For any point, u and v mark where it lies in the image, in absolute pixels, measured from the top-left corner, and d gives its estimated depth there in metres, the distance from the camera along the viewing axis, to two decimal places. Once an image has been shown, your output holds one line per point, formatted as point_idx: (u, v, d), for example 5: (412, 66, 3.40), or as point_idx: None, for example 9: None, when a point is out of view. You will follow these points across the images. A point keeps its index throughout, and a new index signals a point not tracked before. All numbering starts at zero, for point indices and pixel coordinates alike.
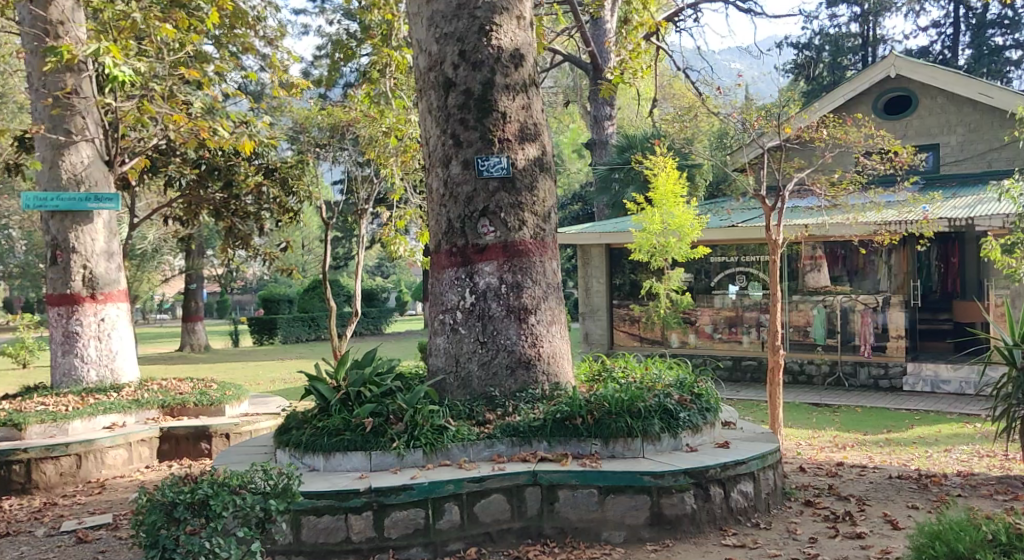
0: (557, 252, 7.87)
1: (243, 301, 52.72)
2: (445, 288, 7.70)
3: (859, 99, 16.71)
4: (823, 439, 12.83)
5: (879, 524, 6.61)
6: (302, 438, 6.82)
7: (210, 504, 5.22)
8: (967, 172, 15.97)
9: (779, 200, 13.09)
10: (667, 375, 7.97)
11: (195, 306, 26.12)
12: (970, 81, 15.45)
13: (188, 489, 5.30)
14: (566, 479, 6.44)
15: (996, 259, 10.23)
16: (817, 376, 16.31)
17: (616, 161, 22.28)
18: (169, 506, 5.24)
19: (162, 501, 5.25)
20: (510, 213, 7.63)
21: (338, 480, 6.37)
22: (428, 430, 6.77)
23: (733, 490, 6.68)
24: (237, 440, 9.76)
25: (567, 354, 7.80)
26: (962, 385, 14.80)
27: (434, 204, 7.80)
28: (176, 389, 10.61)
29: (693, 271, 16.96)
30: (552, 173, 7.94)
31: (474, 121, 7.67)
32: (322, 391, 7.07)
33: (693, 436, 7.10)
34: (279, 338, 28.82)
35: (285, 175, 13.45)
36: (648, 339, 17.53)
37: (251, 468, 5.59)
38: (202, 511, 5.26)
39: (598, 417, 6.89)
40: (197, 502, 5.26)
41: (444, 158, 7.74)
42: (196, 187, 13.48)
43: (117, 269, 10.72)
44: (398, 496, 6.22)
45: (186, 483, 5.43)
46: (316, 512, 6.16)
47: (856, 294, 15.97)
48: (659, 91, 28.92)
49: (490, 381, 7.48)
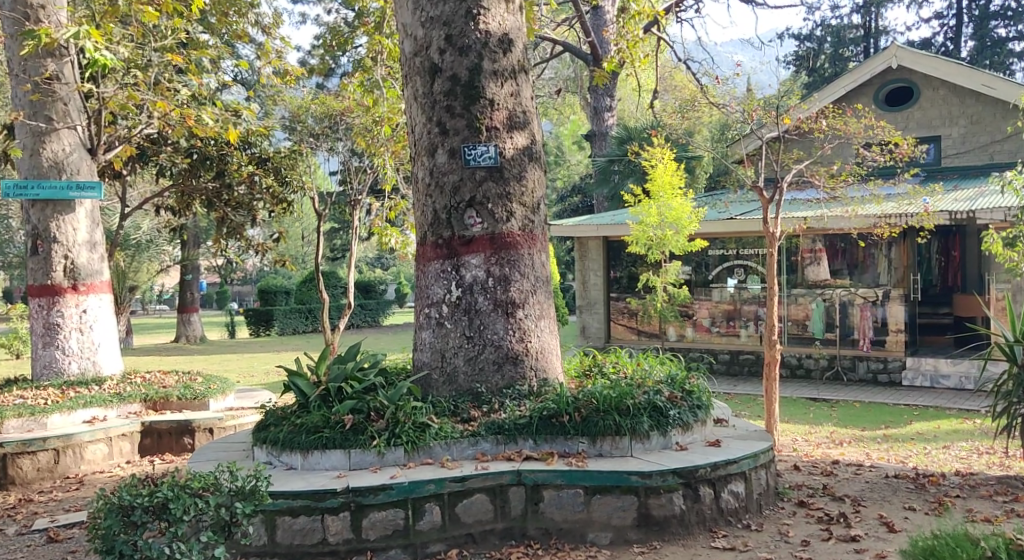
0: (545, 244, 7.66)
1: (242, 292, 52.59)
2: (431, 282, 7.48)
3: (860, 90, 16.45)
4: (820, 435, 12.64)
5: (874, 526, 6.40)
6: (279, 436, 6.62)
7: (170, 508, 5.02)
8: (968, 164, 15.78)
9: (777, 192, 12.84)
10: (658, 371, 7.76)
11: (191, 297, 25.93)
12: (973, 73, 15.16)
13: (147, 492, 5.09)
14: (551, 479, 6.23)
15: (997, 252, 9.95)
16: (815, 370, 16.11)
17: (615, 153, 22.04)
18: (127, 509, 5.03)
19: (120, 504, 5.04)
20: (498, 203, 7.42)
21: (315, 480, 6.17)
22: (410, 427, 6.56)
23: (723, 491, 6.47)
24: (220, 435, 9.58)
25: (555, 350, 7.59)
26: (962, 380, 14.59)
27: (420, 194, 7.58)
28: (161, 382, 10.41)
29: (691, 264, 16.74)
30: (541, 163, 7.73)
31: (461, 109, 7.45)
32: (301, 386, 6.88)
33: (684, 434, 6.89)
34: (275, 330, 28.64)
35: (277, 165, 13.30)
36: (645, 333, 17.32)
37: (216, 469, 5.38)
38: (162, 515, 5.05)
39: (586, 414, 6.69)
40: (157, 506, 5.05)
41: (430, 147, 7.52)
42: (186, 176, 13.26)
43: (100, 259, 10.52)
44: (377, 496, 6.02)
45: (147, 486, 5.22)
46: (291, 513, 5.97)
47: (855, 288, 15.77)
48: (660, 83, 28.68)
49: (476, 377, 7.28)
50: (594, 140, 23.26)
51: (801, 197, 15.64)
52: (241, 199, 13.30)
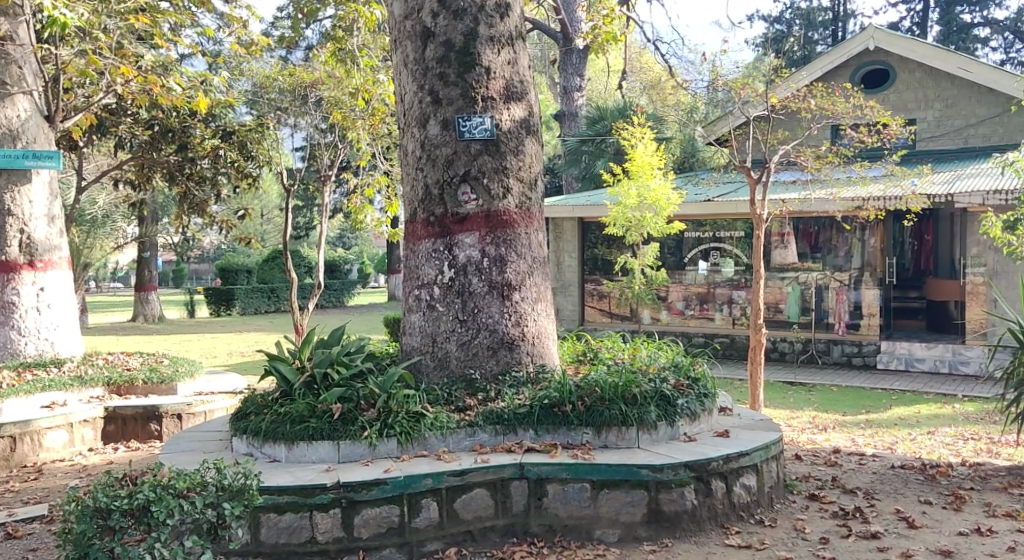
0: (543, 223, 7.23)
1: (199, 271, 51.52)
2: (421, 261, 7.02)
3: (837, 71, 16.12)
4: (803, 420, 12.38)
5: (893, 522, 6.09)
6: (261, 426, 6.13)
7: (152, 510, 4.57)
8: (942, 148, 15.57)
9: (764, 173, 12.50)
10: (659, 357, 7.39)
11: (148, 276, 25.12)
12: (949, 55, 14.92)
13: (125, 493, 4.62)
14: (556, 473, 5.83)
15: (996, 236, 9.83)
16: (790, 353, 15.90)
17: (587, 134, 21.60)
18: (103, 513, 4.57)
19: (95, 507, 4.57)
20: (494, 178, 6.96)
21: (302, 474, 5.71)
22: (403, 417, 6.11)
23: (735, 484, 6.11)
24: (189, 422, 8.99)
25: (552, 335, 7.18)
26: (937, 364, 14.45)
27: (410, 168, 7.11)
28: (123, 364, 9.85)
29: (666, 246, 16.39)
30: (539, 137, 7.28)
31: (455, 77, 6.97)
32: (284, 372, 6.39)
33: (691, 424, 6.53)
34: (237, 309, 27.94)
35: (243, 138, 12.44)
36: (618, 316, 16.96)
37: (203, 465, 4.93)
38: (142, 518, 4.60)
39: (589, 403, 6.30)
40: (136, 509, 4.59)
41: (421, 117, 7.04)
42: (147, 148, 12.61)
43: (59, 234, 9.92)
44: (370, 492, 5.58)
45: (125, 484, 4.76)
46: (277, 510, 5.50)
47: (830, 271, 15.49)
48: (629, 63, 28.26)
49: (470, 363, 6.84)
50: (564, 120, 22.80)
51: (783, 178, 15.35)
52: (205, 173, 12.68)
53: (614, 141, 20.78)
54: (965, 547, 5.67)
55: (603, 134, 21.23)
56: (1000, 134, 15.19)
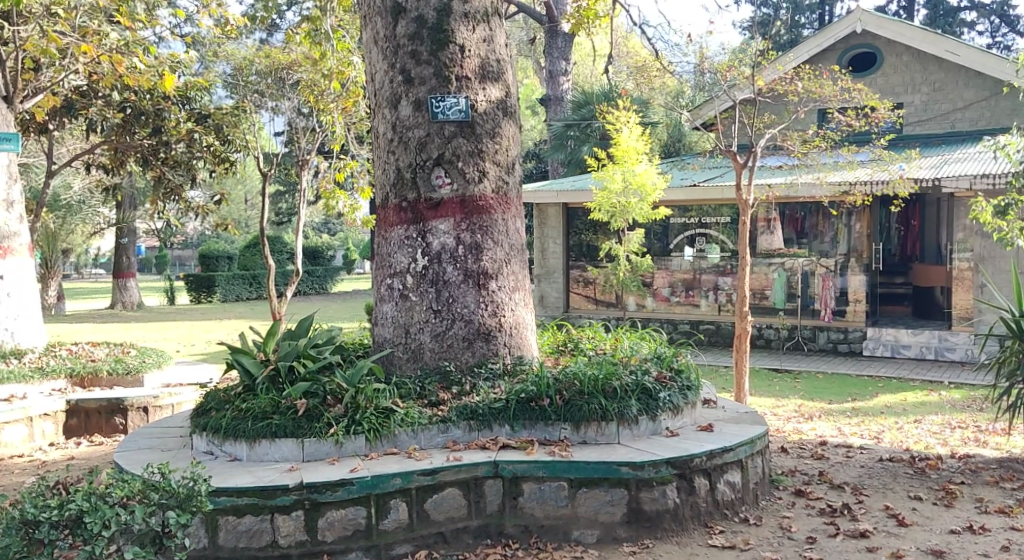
0: (521, 210, 6.94)
1: (183, 257, 51.07)
2: (393, 249, 6.73)
3: (824, 54, 15.86)
4: (788, 408, 12.17)
5: (883, 519, 5.86)
6: (222, 422, 5.83)
7: (86, 521, 4.31)
8: (929, 132, 15.32)
9: (750, 157, 12.23)
10: (641, 348, 7.14)
11: (127, 262, 24.72)
12: (936, 38, 14.67)
13: (57, 503, 4.36)
14: (531, 471, 5.57)
15: (986, 222, 9.65)
16: (775, 340, 15.69)
17: (572, 118, 21.28)
18: (31, 526, 4.30)
19: (23, 519, 4.30)
20: (468, 161, 6.66)
21: (263, 473, 5.43)
22: (371, 414, 5.83)
23: (719, 481, 5.86)
24: (156, 415, 8.67)
25: (531, 325, 6.90)
26: (923, 350, 14.27)
27: (381, 151, 6.81)
28: (88, 355, 9.52)
29: (651, 232, 16.13)
30: (517, 118, 6.99)
31: (428, 55, 6.67)
32: (247, 365, 6.10)
33: (673, 418, 6.27)
34: (218, 297, 27.56)
35: (219, 122, 12.11)
36: (603, 302, 16.71)
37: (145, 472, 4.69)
38: (76, 530, 4.34)
39: (567, 398, 6.04)
40: (70, 520, 4.33)
41: (392, 98, 6.74)
42: (119, 131, 12.11)
43: (18, 220, 9.56)
44: (335, 493, 5.30)
45: (57, 495, 4.50)
46: (236, 512, 5.23)
47: (816, 257, 15.27)
48: (615, 47, 27.97)
49: (444, 355, 6.56)
50: (549, 105, 22.50)
51: (770, 163, 15.11)
52: (179, 157, 12.25)
53: (599, 126, 20.47)
54: (957, 546, 5.44)
55: (588, 118, 20.92)
56: (987, 119, 14.97)
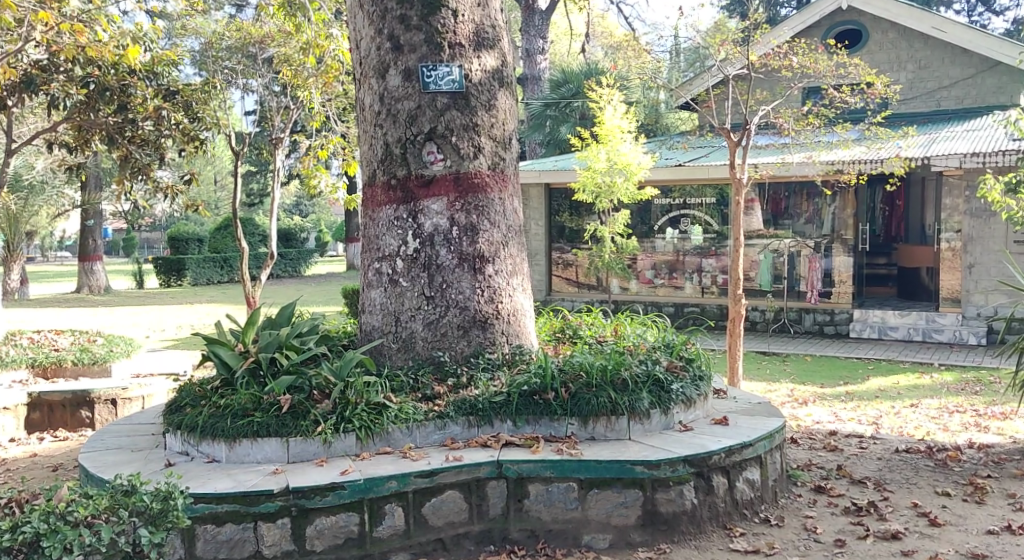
0: (517, 189, 6.45)
1: (151, 239, 50.14)
2: (381, 231, 6.23)
3: (809, 31, 15.39)
4: (782, 393, 11.75)
5: (913, 518, 5.47)
6: (197, 420, 5.32)
7: (42, 546, 3.86)
8: (915, 111, 14.98)
9: (745, 135, 11.76)
10: (647, 337, 6.73)
11: (93, 245, 23.94)
12: (923, 15, 14.26)
13: (10, 526, 3.89)
14: (538, 471, 5.12)
15: (995, 200, 9.31)
16: (761, 322, 15.23)
17: (551, 97, 20.76)
18: None
19: None
20: (463, 136, 6.16)
21: (245, 477, 4.92)
22: (362, 410, 5.35)
23: (738, 480, 5.44)
24: (124, 408, 8.08)
25: (529, 312, 6.43)
26: (910, 332, 13.82)
27: (368, 125, 6.30)
28: (51, 344, 8.92)
29: (635, 213, 15.69)
30: (513, 90, 6.49)
31: (418, 20, 6.16)
32: (224, 357, 5.58)
33: (686, 411, 5.85)
34: (188, 280, 26.83)
35: (188, 99, 11.15)
36: (586, 285, 16.23)
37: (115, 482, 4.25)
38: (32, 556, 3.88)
39: (574, 390, 5.59)
40: (24, 544, 3.86)
41: (380, 67, 6.23)
42: (81, 109, 10.67)
43: None
44: (325, 498, 4.82)
45: (10, 515, 4.01)
46: (215, 521, 4.72)
47: (800, 238, 14.93)
48: (592, 26, 27.50)
49: (438, 344, 6.09)
50: (526, 84, 21.97)
51: (758, 142, 14.71)
52: (148, 136, 11.02)
53: (579, 106, 19.96)
54: (997, 549, 5.06)
55: (568, 97, 20.40)
56: (973, 97, 14.64)
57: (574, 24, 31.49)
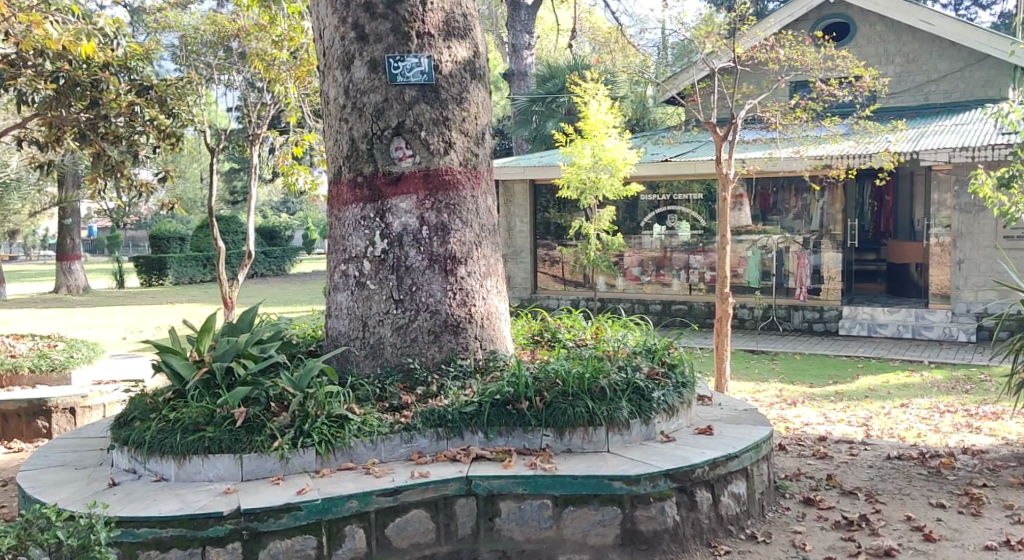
0: (491, 186, 6.13)
1: (136, 238, 49.69)
2: (348, 231, 5.90)
3: (796, 24, 15.09)
4: (770, 393, 11.46)
5: (907, 533, 5.18)
6: (146, 435, 5.00)
7: None
8: (903, 105, 14.69)
9: (731, 130, 11.45)
10: (629, 340, 6.41)
11: (72, 244, 23.47)
12: (910, 8, 13.98)
13: None
14: (510, 488, 4.82)
15: (987, 196, 9.01)
16: (749, 320, 14.95)
17: (537, 93, 20.46)
18: None
19: None
20: (432, 130, 5.84)
21: (193, 498, 4.62)
22: (323, 423, 5.03)
23: (723, 494, 5.13)
24: (85, 417, 7.74)
25: (504, 316, 6.11)
26: (900, 329, 13.56)
27: (333, 120, 5.96)
28: (9, 350, 8.56)
29: (620, 209, 15.37)
30: (486, 82, 6.17)
31: (384, 8, 5.84)
32: (176, 367, 5.28)
33: (668, 421, 5.54)
34: (170, 279, 26.44)
35: (163, 94, 9.83)
36: (572, 283, 15.93)
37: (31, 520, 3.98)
38: None
39: (550, 399, 5.27)
40: None
41: (344, 58, 5.89)
42: (52, 105, 9.54)
43: None
44: (279, 520, 4.52)
45: None
46: (159, 546, 4.42)
47: (788, 234, 14.64)
48: (579, 21, 27.19)
49: (407, 350, 5.76)
50: (512, 80, 21.62)
51: (745, 137, 14.43)
52: (120, 133, 9.77)
53: (565, 101, 19.63)
54: None
55: (554, 92, 20.08)
56: (961, 90, 14.38)
57: (561, 19, 31.17)
